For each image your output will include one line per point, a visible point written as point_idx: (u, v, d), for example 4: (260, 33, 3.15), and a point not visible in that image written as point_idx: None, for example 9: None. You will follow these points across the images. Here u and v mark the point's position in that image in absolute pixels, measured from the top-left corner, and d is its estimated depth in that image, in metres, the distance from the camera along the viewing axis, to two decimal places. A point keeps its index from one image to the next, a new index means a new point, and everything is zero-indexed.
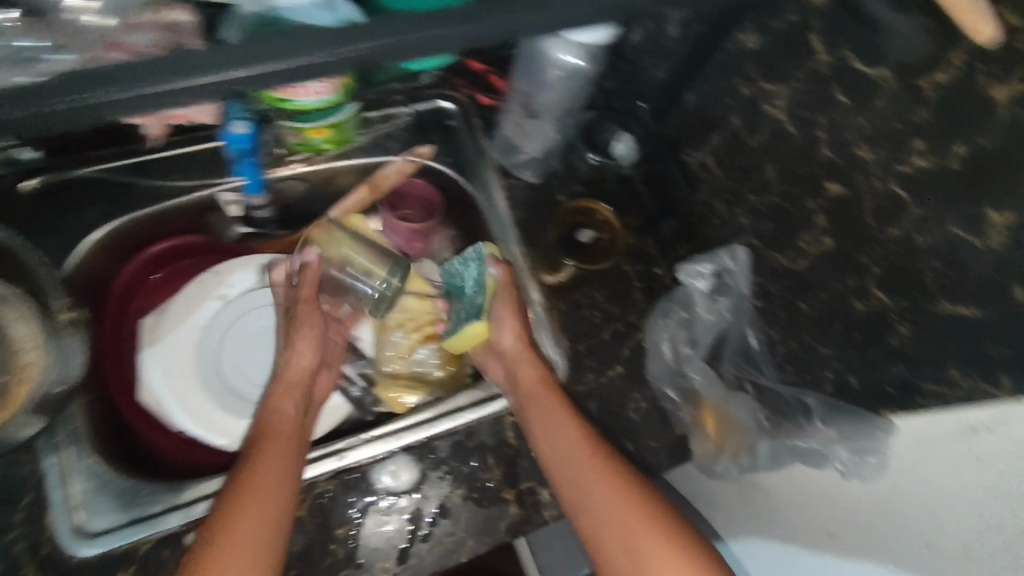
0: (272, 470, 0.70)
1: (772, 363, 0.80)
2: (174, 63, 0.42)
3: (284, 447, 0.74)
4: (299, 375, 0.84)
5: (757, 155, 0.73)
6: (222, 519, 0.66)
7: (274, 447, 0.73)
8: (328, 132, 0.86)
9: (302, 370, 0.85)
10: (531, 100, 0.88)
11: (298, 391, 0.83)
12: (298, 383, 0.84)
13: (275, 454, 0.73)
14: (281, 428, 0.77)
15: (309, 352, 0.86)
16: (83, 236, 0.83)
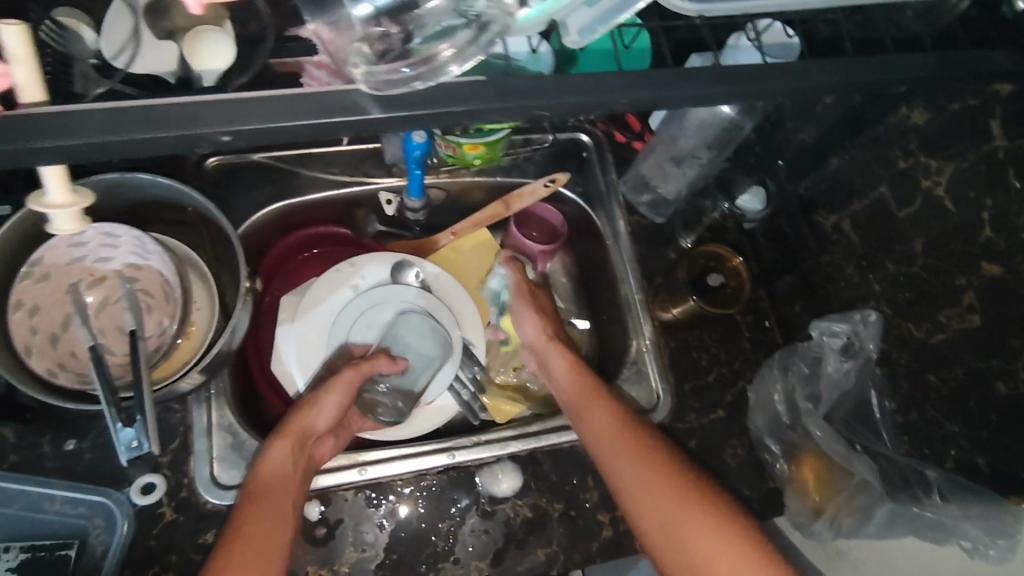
0: (258, 536, 0.65)
1: (888, 430, 0.79)
2: (444, 94, 0.45)
3: (273, 510, 0.67)
4: (302, 430, 0.75)
5: (904, 227, 0.76)
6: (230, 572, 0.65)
7: (260, 511, 0.67)
8: (483, 150, 0.88)
9: (308, 424, 0.76)
10: (673, 145, 0.93)
11: (302, 442, 0.75)
12: (303, 437, 0.75)
13: (263, 514, 0.67)
14: (273, 484, 0.69)
15: (326, 412, 0.78)
16: (250, 214, 0.91)
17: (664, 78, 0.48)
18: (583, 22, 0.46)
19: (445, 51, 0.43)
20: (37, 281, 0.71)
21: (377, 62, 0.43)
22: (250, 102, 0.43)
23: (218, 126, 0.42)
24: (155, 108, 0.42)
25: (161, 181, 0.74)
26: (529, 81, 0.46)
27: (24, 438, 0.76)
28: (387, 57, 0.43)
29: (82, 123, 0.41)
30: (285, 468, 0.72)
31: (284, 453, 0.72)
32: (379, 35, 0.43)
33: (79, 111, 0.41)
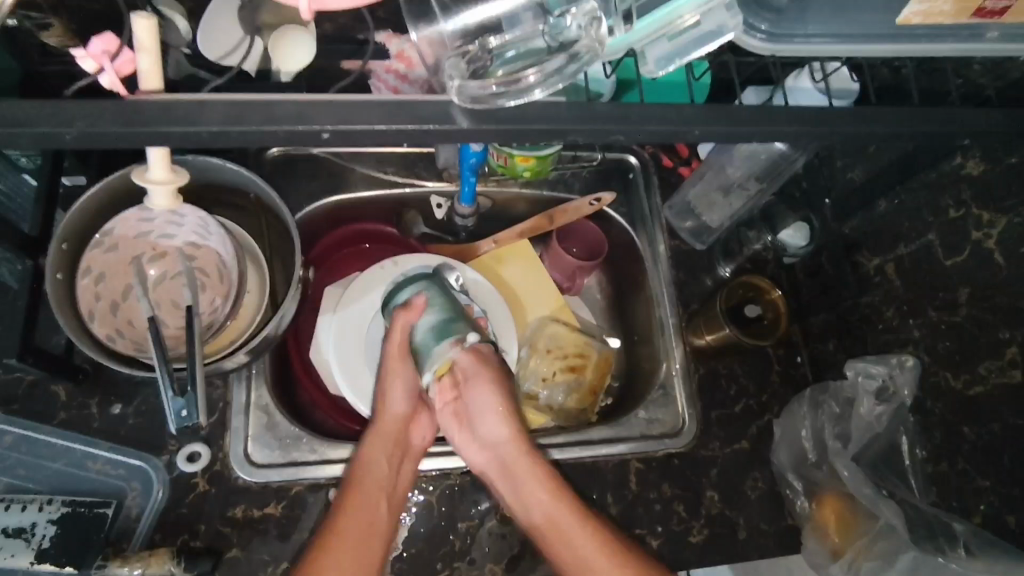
0: (359, 529, 0.70)
1: (917, 479, 0.78)
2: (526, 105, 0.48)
3: (374, 501, 0.73)
4: (392, 422, 0.78)
5: (950, 277, 0.76)
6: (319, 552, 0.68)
7: (360, 505, 0.72)
8: (534, 162, 0.89)
9: (394, 415, 0.79)
10: (721, 176, 0.94)
11: (394, 433, 0.78)
12: (395, 429, 0.78)
13: (367, 506, 0.72)
14: (371, 479, 0.74)
15: (404, 398, 0.79)
16: (305, 206, 0.94)
17: (738, 115, 0.49)
18: (660, 53, 0.49)
19: (533, 75, 0.46)
20: (106, 250, 0.75)
21: (468, 79, 0.47)
22: (352, 105, 0.45)
23: (324, 123, 0.44)
24: (275, 103, 0.45)
25: (230, 167, 0.77)
26: (608, 106, 0.48)
27: (75, 397, 0.80)
28: (477, 74, 0.47)
29: (205, 114, 0.44)
30: (384, 463, 0.76)
31: (379, 450, 0.76)
32: (471, 53, 0.48)
33: (205, 102, 0.44)
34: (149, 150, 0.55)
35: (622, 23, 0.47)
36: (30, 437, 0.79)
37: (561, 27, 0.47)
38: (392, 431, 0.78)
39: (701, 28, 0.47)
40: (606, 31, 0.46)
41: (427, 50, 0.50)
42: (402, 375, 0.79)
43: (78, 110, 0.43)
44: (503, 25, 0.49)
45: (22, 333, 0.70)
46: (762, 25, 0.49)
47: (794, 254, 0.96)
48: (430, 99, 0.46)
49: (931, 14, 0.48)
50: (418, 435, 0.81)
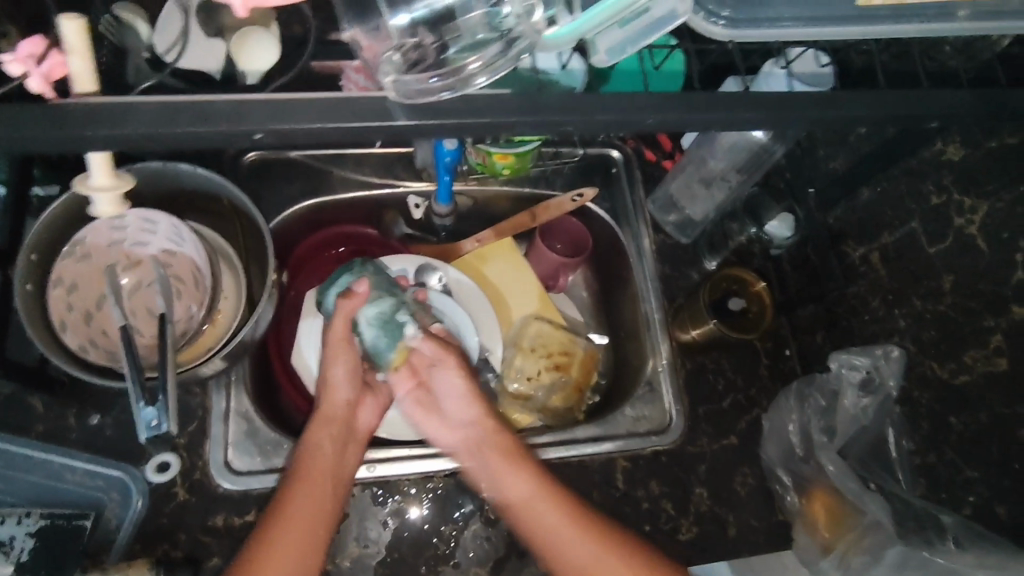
0: (304, 523, 0.69)
1: (904, 471, 0.77)
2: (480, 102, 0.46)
3: (321, 490, 0.71)
4: (337, 411, 0.76)
5: (934, 263, 0.75)
6: (262, 550, 0.67)
7: (303, 496, 0.70)
8: (512, 160, 0.88)
9: (343, 402, 0.77)
10: (703, 168, 0.93)
11: (342, 422, 0.76)
12: (341, 415, 0.76)
13: (311, 496, 0.70)
14: (315, 467, 0.72)
15: (346, 382, 0.77)
16: (284, 209, 0.93)
17: (696, 103, 0.48)
18: (612, 43, 0.50)
19: (474, 62, 0.45)
20: (77, 259, 0.74)
21: (406, 72, 0.45)
22: (283, 103, 0.44)
23: (255, 123, 0.44)
24: (207, 103, 0.44)
25: (200, 171, 0.77)
26: (557, 97, 0.46)
27: (52, 409, 0.80)
28: (417, 68, 0.45)
29: (133, 117, 0.43)
30: (330, 450, 0.74)
31: (324, 437, 0.75)
32: (412, 46, 0.45)
33: (135, 104, 0.43)
34: (90, 156, 0.54)
35: (566, 12, 0.47)
36: (7, 450, 0.78)
37: (500, 16, 0.45)
38: (338, 415, 0.76)
39: (651, 14, 0.48)
40: (542, 20, 0.45)
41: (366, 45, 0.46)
42: (340, 364, 0.77)
43: (6, 113, 0.42)
44: (455, 13, 0.45)
45: None
46: (724, 12, 0.48)
47: (780, 245, 0.94)
48: (376, 96, 0.45)
49: None
50: (365, 418, 0.79)
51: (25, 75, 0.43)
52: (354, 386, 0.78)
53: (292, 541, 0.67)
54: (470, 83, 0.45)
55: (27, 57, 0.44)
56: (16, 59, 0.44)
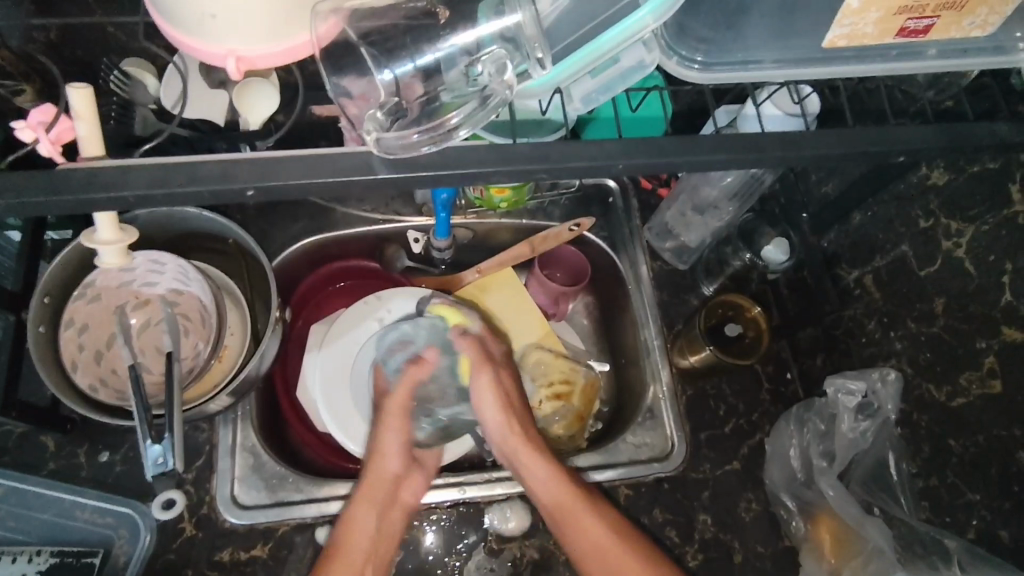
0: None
1: (907, 496, 0.77)
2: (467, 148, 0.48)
3: (365, 555, 0.74)
4: (383, 481, 0.78)
5: (925, 286, 0.76)
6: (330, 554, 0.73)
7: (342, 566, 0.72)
8: (508, 193, 0.91)
9: (384, 466, 0.79)
10: (698, 197, 0.94)
11: (382, 497, 0.78)
12: (383, 491, 0.78)
13: (357, 560, 0.73)
14: (354, 551, 0.74)
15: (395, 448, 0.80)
16: (290, 245, 0.96)
17: (665, 146, 0.49)
18: (584, 91, 0.55)
19: (456, 117, 0.47)
20: (88, 301, 0.77)
21: (389, 128, 0.47)
22: (277, 158, 0.47)
23: (244, 181, 0.45)
24: (197, 164, 0.46)
25: (207, 215, 0.80)
26: (533, 144, 0.48)
27: (64, 447, 0.82)
28: (397, 123, 0.47)
29: (130, 179, 0.45)
30: (372, 524, 0.76)
31: (365, 512, 0.76)
32: (391, 104, 0.47)
33: (128, 167, 0.45)
34: (97, 215, 0.57)
35: (538, 66, 0.48)
36: (20, 489, 0.80)
37: (475, 75, 0.48)
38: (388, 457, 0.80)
39: (621, 64, 0.53)
40: (513, 78, 0.47)
41: (348, 99, 0.48)
42: (393, 429, 0.81)
43: (10, 179, 0.45)
44: (441, 68, 0.47)
45: (3, 388, 0.72)
46: (697, 57, 0.51)
47: (776, 270, 0.94)
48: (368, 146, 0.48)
49: (856, 36, 0.48)
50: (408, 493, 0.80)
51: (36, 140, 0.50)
52: (402, 459, 0.80)
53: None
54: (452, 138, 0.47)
55: (38, 124, 0.50)
56: (27, 127, 0.50)
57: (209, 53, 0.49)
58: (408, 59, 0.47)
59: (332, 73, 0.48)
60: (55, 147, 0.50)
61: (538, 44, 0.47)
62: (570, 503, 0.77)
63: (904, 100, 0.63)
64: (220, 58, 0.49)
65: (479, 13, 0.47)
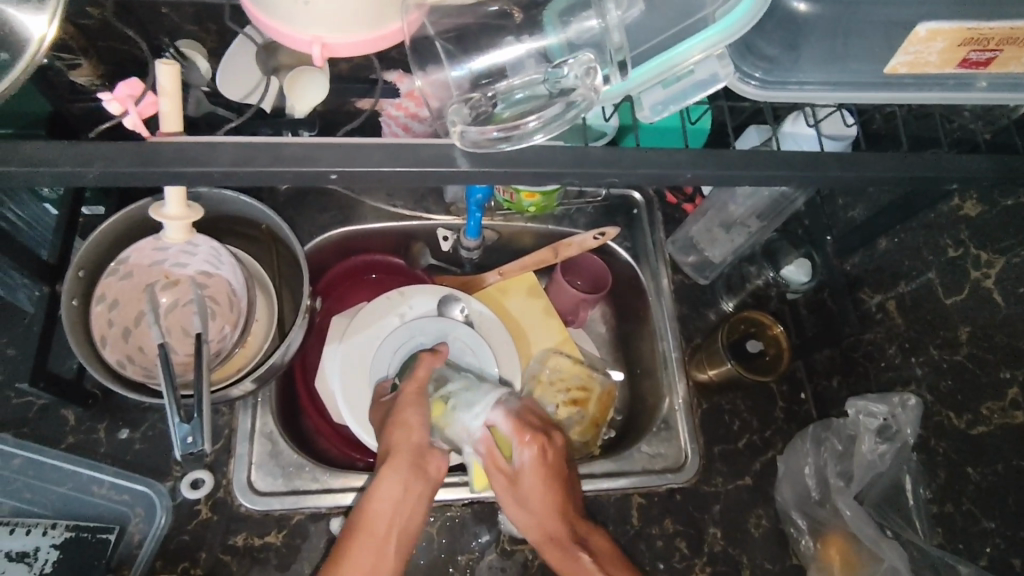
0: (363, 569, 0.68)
1: (922, 519, 0.78)
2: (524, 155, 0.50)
3: (385, 535, 0.71)
4: (407, 453, 0.74)
5: (951, 315, 0.77)
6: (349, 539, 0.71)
7: (365, 546, 0.70)
8: (540, 198, 0.91)
9: (412, 447, 0.74)
10: (727, 212, 0.97)
11: (410, 468, 0.74)
12: (409, 461, 0.74)
13: (376, 540, 0.71)
14: (378, 519, 0.71)
15: (424, 427, 0.75)
16: (320, 236, 0.96)
17: (732, 158, 0.50)
18: (654, 100, 0.52)
19: (533, 122, 0.47)
20: (121, 278, 0.77)
21: (471, 123, 0.48)
22: (350, 147, 0.47)
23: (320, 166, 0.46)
24: (283, 145, 0.47)
25: (245, 200, 0.80)
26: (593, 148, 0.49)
27: (83, 422, 0.81)
28: (480, 120, 0.48)
29: (198, 156, 0.46)
30: (394, 500, 0.72)
31: (389, 484, 0.72)
32: (473, 99, 0.49)
33: (218, 142, 0.46)
34: (167, 190, 0.60)
35: (618, 72, 0.48)
36: (39, 461, 0.80)
37: (559, 75, 0.48)
38: (408, 451, 0.74)
39: (695, 76, 0.51)
40: (601, 80, 0.47)
41: (432, 92, 0.51)
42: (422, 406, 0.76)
43: (94, 150, 0.45)
44: (507, 72, 0.50)
45: (36, 358, 0.72)
46: (757, 73, 0.52)
47: (797, 291, 0.97)
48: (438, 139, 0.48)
49: (917, 64, 0.49)
50: (435, 465, 0.75)
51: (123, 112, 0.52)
52: (426, 434, 0.75)
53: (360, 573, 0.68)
54: (532, 139, 0.47)
55: (127, 97, 0.52)
56: (115, 99, 0.52)
57: (296, 39, 0.51)
58: (481, 58, 0.50)
59: (418, 72, 0.51)
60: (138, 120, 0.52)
61: (620, 50, 0.48)
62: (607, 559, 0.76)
63: (948, 129, 0.64)
64: (305, 44, 0.50)
65: (545, 23, 0.50)
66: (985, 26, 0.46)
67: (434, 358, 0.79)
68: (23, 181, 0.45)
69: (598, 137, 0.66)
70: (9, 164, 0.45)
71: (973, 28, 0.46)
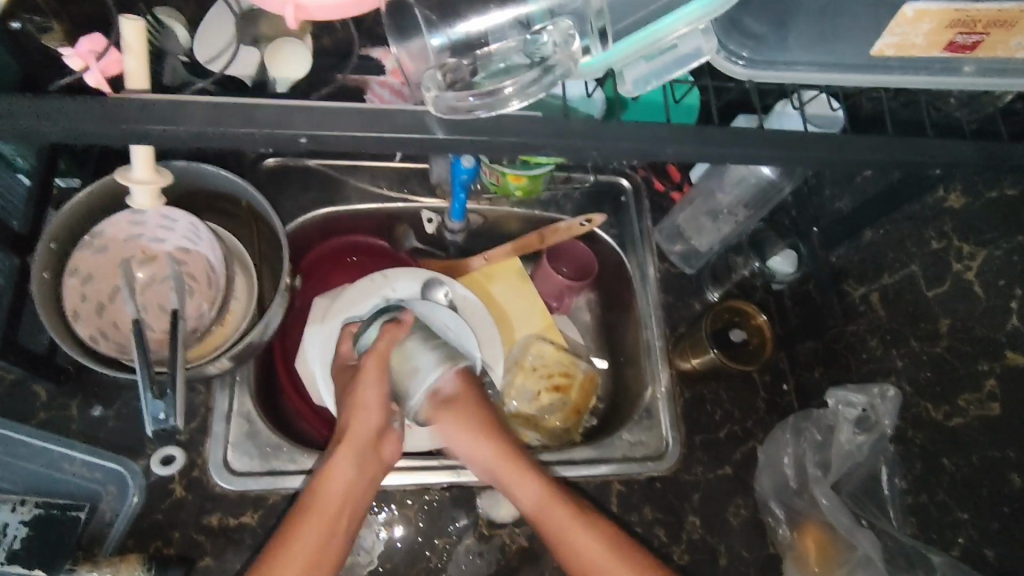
0: (312, 549, 0.69)
1: (897, 509, 0.79)
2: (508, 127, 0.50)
3: (332, 518, 0.71)
4: (361, 436, 0.74)
5: (933, 308, 0.77)
6: (297, 520, 0.70)
7: (311, 527, 0.70)
8: (525, 181, 0.90)
9: (365, 428, 0.74)
10: (713, 201, 0.96)
11: (363, 450, 0.74)
12: (364, 443, 0.74)
13: (321, 524, 0.70)
14: (330, 501, 0.72)
15: (376, 408, 0.74)
16: (306, 214, 0.95)
17: (717, 139, 0.50)
18: (637, 74, 0.51)
19: (510, 86, 0.47)
20: (95, 251, 0.76)
21: (446, 88, 0.47)
22: (328, 112, 0.47)
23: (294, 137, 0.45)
24: (258, 110, 0.46)
25: (223, 174, 0.78)
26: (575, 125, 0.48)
27: (56, 398, 0.80)
28: (456, 86, 0.48)
29: (169, 122, 0.45)
30: (348, 482, 0.73)
31: (345, 465, 0.73)
32: (450, 66, 0.48)
33: (191, 102, 0.45)
34: (134, 149, 0.58)
35: (599, 42, 0.48)
36: (9, 437, 0.79)
37: (538, 43, 0.48)
38: (362, 428, 0.74)
39: (678, 50, 0.50)
40: (579, 49, 0.47)
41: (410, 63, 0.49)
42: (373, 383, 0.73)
43: (64, 110, 0.44)
44: (488, 39, 0.48)
45: (5, 331, 0.71)
46: (743, 52, 0.51)
47: (783, 281, 0.96)
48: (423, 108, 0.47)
49: (904, 46, 0.49)
50: (391, 447, 0.77)
51: (85, 69, 0.50)
52: (383, 412, 0.75)
53: (303, 552, 0.68)
54: (506, 104, 0.47)
55: (90, 54, 0.51)
56: (77, 55, 0.50)
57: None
58: (463, 24, 0.47)
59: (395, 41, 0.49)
60: (101, 76, 0.50)
61: (601, 18, 0.48)
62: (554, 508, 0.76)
63: (936, 118, 0.64)
64: (280, 4, 0.50)
65: None
66: (974, 8, 0.45)
67: (397, 329, 0.73)
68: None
69: (588, 113, 0.65)
70: None
71: (961, 11, 0.45)
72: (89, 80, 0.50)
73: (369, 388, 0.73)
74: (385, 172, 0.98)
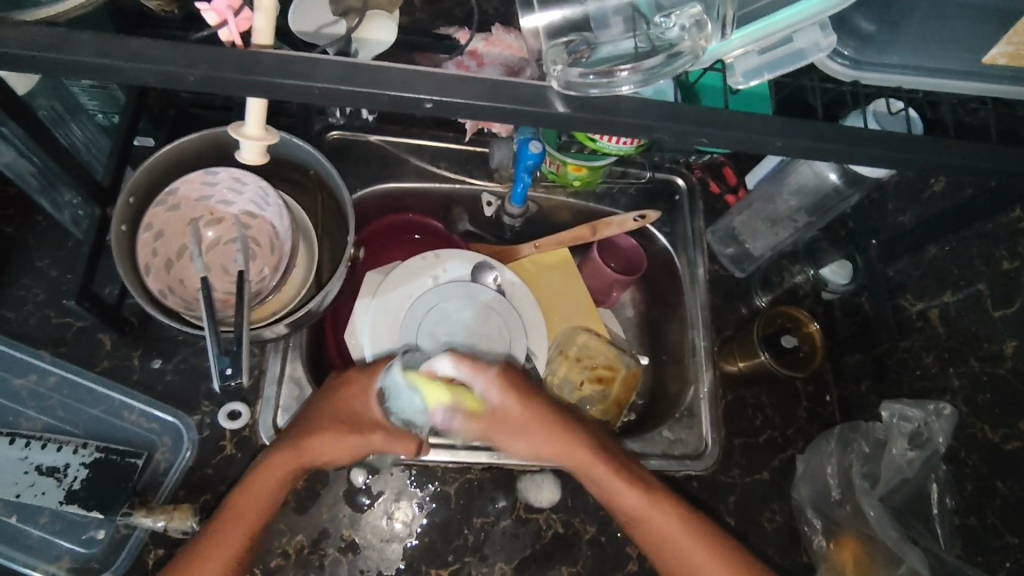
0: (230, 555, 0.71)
1: (942, 526, 0.78)
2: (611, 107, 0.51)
3: (247, 529, 0.72)
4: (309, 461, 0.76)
5: (999, 328, 0.79)
6: (216, 527, 0.72)
7: (225, 535, 0.71)
8: (585, 172, 0.91)
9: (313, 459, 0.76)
10: (772, 205, 0.96)
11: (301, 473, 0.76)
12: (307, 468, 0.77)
13: (234, 532, 0.71)
14: (251, 503, 0.73)
15: (339, 446, 0.78)
16: (371, 184, 0.96)
17: (812, 137, 0.50)
18: (748, 67, 0.55)
19: (626, 71, 0.47)
20: (168, 209, 0.77)
21: (570, 66, 0.48)
22: (441, 77, 0.47)
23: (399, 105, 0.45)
24: (385, 69, 0.47)
25: (303, 146, 0.80)
26: (672, 112, 0.48)
27: (119, 347, 0.83)
28: (576, 64, 0.49)
29: (283, 82, 0.46)
30: (270, 491, 0.74)
31: (278, 478, 0.75)
32: (567, 45, 0.50)
33: (303, 61, 0.46)
34: (249, 106, 0.56)
35: (719, 31, 0.49)
36: (74, 381, 0.81)
37: (664, 28, 0.50)
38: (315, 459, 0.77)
39: (793, 45, 0.53)
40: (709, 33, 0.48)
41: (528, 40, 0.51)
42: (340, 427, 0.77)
43: (196, 53, 0.46)
44: (592, 23, 0.50)
45: (83, 277, 0.73)
46: (846, 51, 0.55)
47: (834, 292, 0.96)
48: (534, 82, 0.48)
49: (1017, 57, 0.52)
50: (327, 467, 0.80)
51: (220, 24, 0.51)
52: (345, 453, 0.78)
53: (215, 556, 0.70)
54: (620, 87, 0.48)
55: (225, 8, 0.51)
56: (211, 9, 0.51)
57: None
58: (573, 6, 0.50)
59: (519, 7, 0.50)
60: (236, 33, 0.51)
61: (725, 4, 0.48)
62: (653, 512, 0.77)
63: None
64: None
65: None
66: None
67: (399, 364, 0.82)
68: (127, 76, 0.46)
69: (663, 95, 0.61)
70: (114, 59, 0.45)
71: None
72: (223, 36, 0.52)
73: (335, 429, 0.77)
74: (445, 153, 0.98)
